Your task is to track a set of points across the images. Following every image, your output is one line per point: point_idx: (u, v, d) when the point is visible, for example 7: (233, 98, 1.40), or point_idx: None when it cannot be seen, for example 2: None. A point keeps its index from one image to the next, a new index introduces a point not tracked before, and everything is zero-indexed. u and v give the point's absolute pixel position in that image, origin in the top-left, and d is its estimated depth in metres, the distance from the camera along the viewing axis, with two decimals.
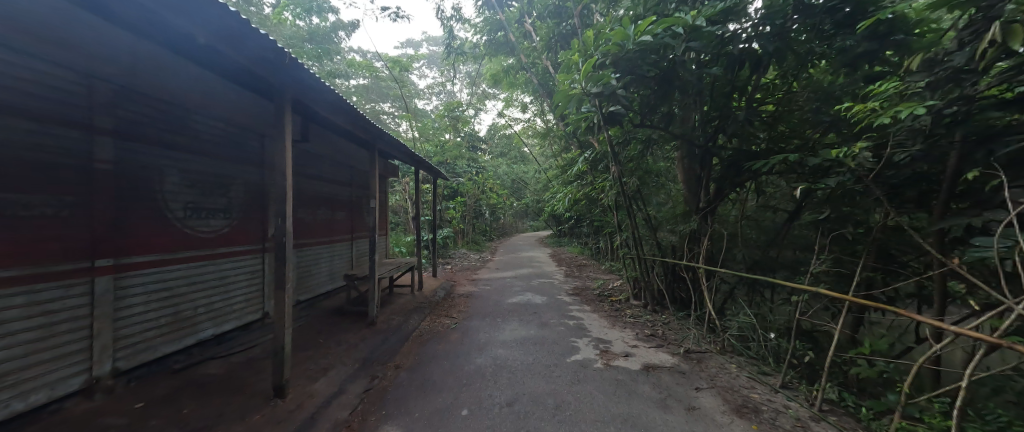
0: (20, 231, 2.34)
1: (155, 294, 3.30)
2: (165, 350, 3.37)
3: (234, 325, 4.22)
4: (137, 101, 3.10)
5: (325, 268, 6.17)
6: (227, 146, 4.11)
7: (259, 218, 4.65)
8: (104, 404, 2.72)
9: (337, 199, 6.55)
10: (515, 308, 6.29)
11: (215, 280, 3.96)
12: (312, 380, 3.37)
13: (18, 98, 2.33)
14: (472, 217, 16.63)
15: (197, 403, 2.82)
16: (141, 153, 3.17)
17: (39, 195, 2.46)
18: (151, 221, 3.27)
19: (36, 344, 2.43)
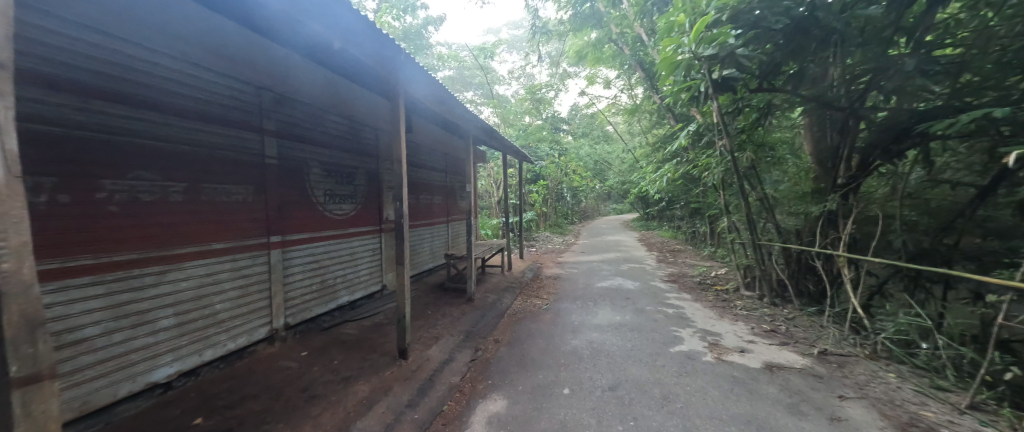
0: (223, 213, 3.05)
1: (309, 265, 4.02)
2: (317, 311, 4.12)
3: (362, 294, 4.94)
4: (289, 105, 3.73)
5: (427, 248, 6.79)
6: (353, 140, 4.75)
7: (377, 202, 5.29)
8: (281, 350, 3.45)
9: (435, 185, 7.11)
10: (606, 292, 6.12)
11: (347, 255, 4.65)
12: (427, 346, 3.78)
13: (216, 109, 3.00)
14: (554, 200, 16.58)
15: (344, 356, 3.41)
16: (295, 149, 3.83)
17: (234, 186, 3.16)
18: (304, 205, 3.96)
19: (238, 300, 3.19)
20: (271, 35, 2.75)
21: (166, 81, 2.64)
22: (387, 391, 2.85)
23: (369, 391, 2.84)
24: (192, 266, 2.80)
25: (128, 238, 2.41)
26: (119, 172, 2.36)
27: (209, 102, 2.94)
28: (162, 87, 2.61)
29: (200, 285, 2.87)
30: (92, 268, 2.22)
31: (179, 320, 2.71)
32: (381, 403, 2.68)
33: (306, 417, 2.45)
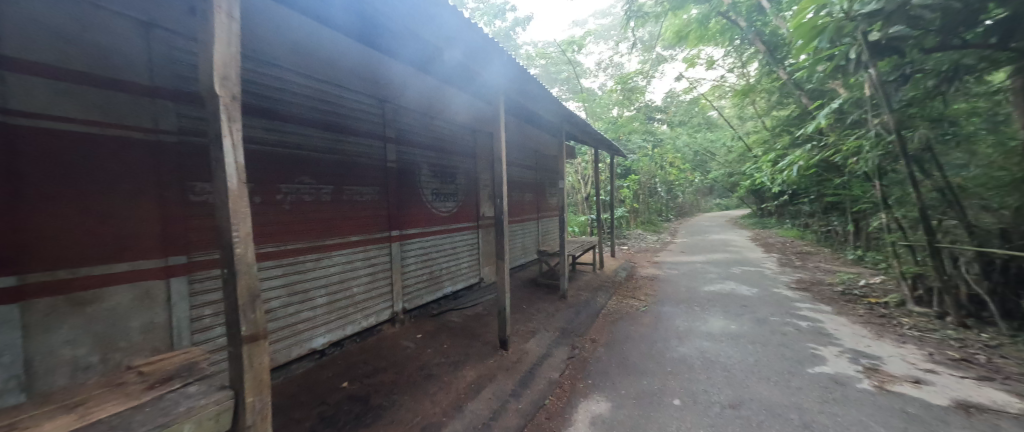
0: (357, 211, 3.58)
1: (420, 257, 4.46)
2: (427, 299, 4.58)
3: (463, 285, 5.32)
4: (405, 114, 4.19)
5: (519, 244, 7.00)
6: (455, 143, 5.12)
7: (475, 200, 5.63)
8: (401, 332, 3.93)
9: (526, 182, 7.26)
10: (715, 298, 5.49)
11: (451, 249, 5.05)
12: (525, 339, 3.87)
13: (352, 122, 3.52)
14: (647, 195, 15.49)
15: (452, 341, 3.71)
16: (409, 154, 4.29)
17: (366, 187, 3.68)
18: (416, 204, 4.41)
19: (369, 285, 3.72)
20: (396, 48, 3.05)
21: (319, 102, 3.18)
22: (492, 378, 2.99)
23: (476, 376, 3.03)
24: (336, 255, 3.35)
25: (296, 230, 2.99)
26: (290, 178, 2.93)
27: (346, 116, 3.45)
28: (315, 105, 3.15)
29: (342, 271, 3.42)
30: (274, 254, 2.82)
31: (329, 300, 3.28)
32: (488, 389, 2.83)
33: (425, 393, 2.72)
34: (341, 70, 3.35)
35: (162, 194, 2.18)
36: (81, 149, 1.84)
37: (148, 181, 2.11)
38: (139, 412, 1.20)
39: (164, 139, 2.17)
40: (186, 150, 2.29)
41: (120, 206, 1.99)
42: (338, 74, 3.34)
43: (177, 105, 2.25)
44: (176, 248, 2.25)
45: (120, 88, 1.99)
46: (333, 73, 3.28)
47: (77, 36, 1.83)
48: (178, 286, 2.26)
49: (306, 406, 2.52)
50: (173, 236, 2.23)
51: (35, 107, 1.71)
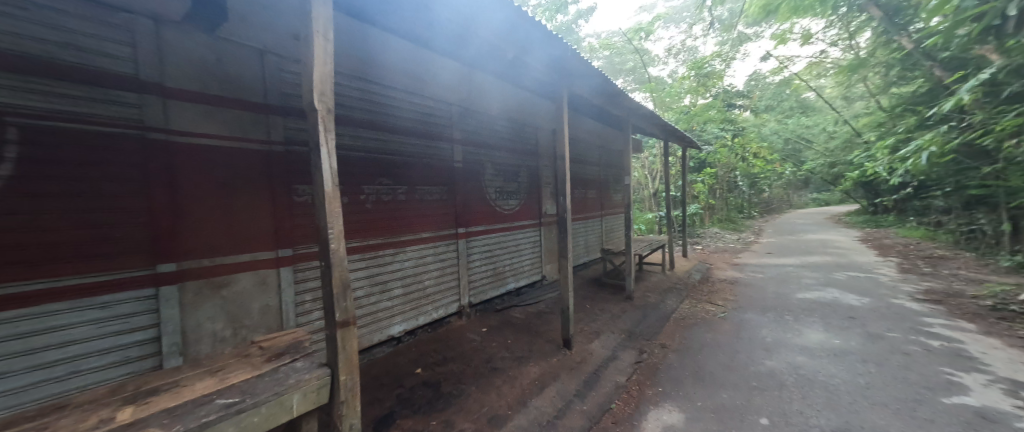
0: (428, 209, 3.82)
1: (485, 254, 4.62)
2: (492, 294, 4.73)
3: (525, 282, 5.39)
4: (470, 116, 4.35)
5: (581, 242, 6.87)
6: (517, 141, 5.19)
7: (537, 198, 5.65)
8: (467, 325, 4.11)
9: (589, 179, 7.07)
10: (811, 307, 4.79)
11: (513, 246, 5.14)
12: (590, 340, 3.78)
13: (423, 125, 3.76)
14: (724, 190, 14.08)
15: (515, 337, 3.78)
16: (475, 154, 4.45)
17: (435, 186, 3.91)
18: (481, 202, 4.56)
19: (438, 279, 3.95)
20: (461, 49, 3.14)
21: (394, 109, 3.45)
22: (555, 377, 2.98)
23: (539, 373, 3.04)
24: (409, 250, 3.62)
25: (376, 227, 3.29)
26: (371, 180, 3.23)
27: (418, 121, 3.70)
28: (392, 112, 3.43)
29: (415, 265, 3.69)
30: (359, 249, 3.14)
31: (404, 291, 3.57)
32: (551, 387, 2.82)
33: (491, 386, 2.81)
34: (414, 78, 3.59)
35: (274, 196, 2.55)
36: (216, 160, 2.24)
37: (263, 185, 2.48)
38: (260, 380, 1.42)
39: (275, 148, 2.54)
40: (291, 158, 2.66)
41: (243, 207, 2.38)
42: (411, 81, 3.58)
43: (284, 119, 2.61)
44: (285, 242, 2.61)
45: (245, 107, 2.38)
46: (406, 81, 3.53)
47: (213, 67, 2.23)
48: (286, 275, 2.62)
49: (387, 388, 2.77)
50: (282, 231, 2.60)
51: (184, 127, 2.12)
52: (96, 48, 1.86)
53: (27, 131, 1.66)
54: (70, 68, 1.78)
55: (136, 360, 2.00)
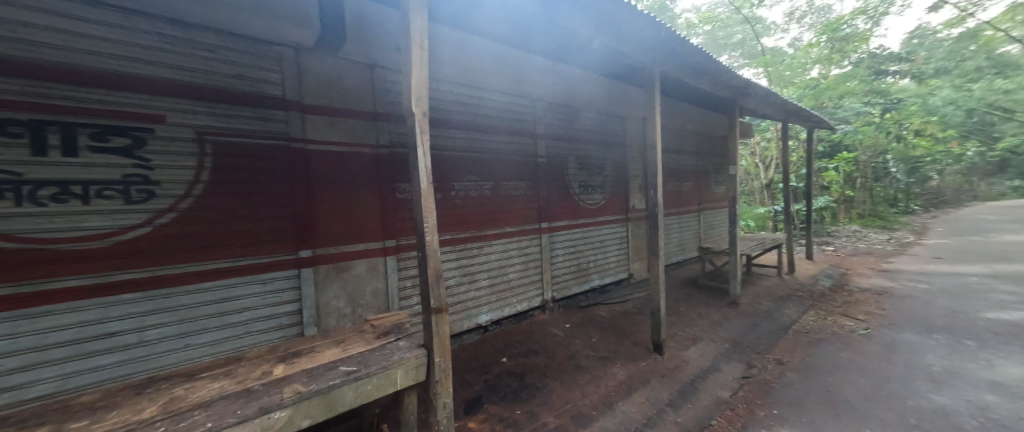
0: (512, 204, 3.92)
1: (568, 249, 4.56)
2: (575, 290, 4.65)
3: (611, 279, 5.17)
4: (553, 110, 4.32)
5: (675, 239, 6.30)
6: (603, 133, 4.97)
7: (624, 191, 5.35)
8: (550, 319, 4.13)
9: (685, 170, 6.42)
10: (1012, 331, 3.56)
11: (598, 242, 4.97)
12: (684, 346, 3.45)
13: (508, 123, 3.87)
14: (868, 178, 11.38)
15: (600, 336, 3.65)
16: (558, 148, 4.41)
17: (519, 182, 3.99)
18: (564, 196, 4.50)
19: (522, 272, 4.04)
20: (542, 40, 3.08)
21: (481, 108, 3.61)
22: (645, 382, 2.79)
23: (626, 376, 2.88)
24: (495, 243, 3.77)
25: (465, 221, 3.50)
26: (460, 177, 3.44)
27: (503, 118, 3.82)
28: (478, 112, 3.59)
29: (500, 258, 3.83)
30: (450, 241, 3.39)
31: (490, 283, 3.74)
32: (640, 393, 2.65)
33: (575, 383, 2.76)
34: (499, 76, 3.69)
35: (381, 193, 2.90)
36: (338, 163, 2.65)
37: (373, 184, 2.84)
38: (372, 354, 1.64)
39: (381, 151, 2.88)
40: (394, 159, 2.99)
41: (358, 203, 2.76)
42: (496, 80, 3.70)
43: (388, 124, 2.94)
44: (390, 233, 2.96)
45: (358, 116, 2.75)
46: (491, 80, 3.66)
47: (335, 84, 2.63)
48: (391, 262, 2.97)
49: (475, 372, 2.94)
50: (387, 224, 2.95)
51: (315, 136, 2.55)
52: (257, 77, 2.35)
53: (217, 146, 2.20)
54: (240, 94, 2.28)
55: (285, 327, 2.50)
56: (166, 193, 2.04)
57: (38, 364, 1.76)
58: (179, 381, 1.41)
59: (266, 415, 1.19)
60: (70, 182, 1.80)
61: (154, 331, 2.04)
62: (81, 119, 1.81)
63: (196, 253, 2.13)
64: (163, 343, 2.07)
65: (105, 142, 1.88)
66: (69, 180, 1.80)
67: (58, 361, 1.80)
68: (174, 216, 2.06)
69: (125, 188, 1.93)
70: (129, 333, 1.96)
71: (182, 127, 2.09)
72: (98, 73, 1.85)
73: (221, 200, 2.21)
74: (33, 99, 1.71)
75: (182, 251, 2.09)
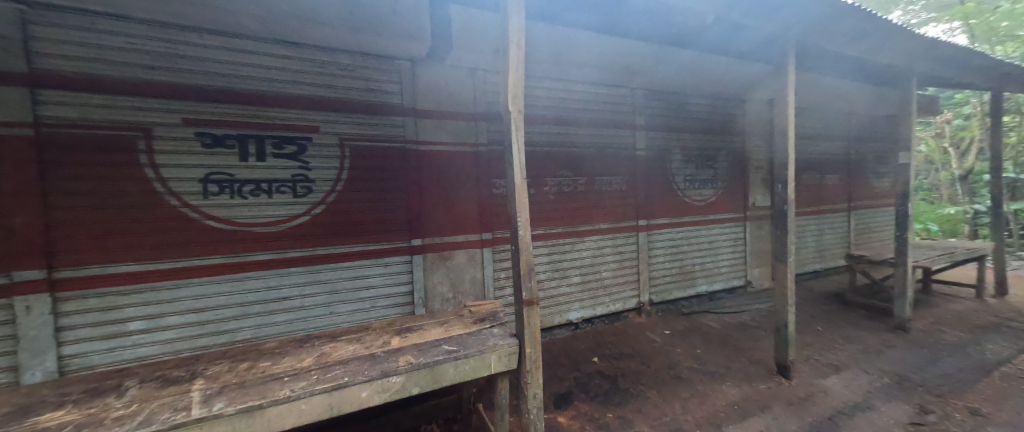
0: (607, 200, 3.77)
1: (670, 249, 4.18)
2: (677, 295, 4.25)
3: (722, 286, 4.57)
4: (655, 98, 4.00)
5: (812, 243, 5.23)
6: (715, 120, 4.41)
7: (742, 186, 4.65)
8: (647, 323, 3.86)
9: (828, 160, 5.25)
10: None
11: (707, 243, 4.44)
12: (822, 374, 2.84)
13: (604, 115, 3.72)
14: None
15: (707, 348, 3.26)
16: (661, 140, 4.06)
17: (615, 177, 3.80)
18: (667, 192, 4.12)
19: (616, 270, 3.87)
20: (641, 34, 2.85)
21: (576, 103, 3.56)
22: (765, 407, 2.38)
23: (740, 397, 2.51)
24: (588, 240, 3.69)
25: (558, 217, 3.51)
26: (554, 172, 3.45)
27: (599, 111, 3.69)
28: (572, 106, 3.53)
29: (593, 255, 3.73)
30: (543, 236, 3.43)
31: (582, 280, 3.67)
32: (757, 418, 2.28)
33: (674, 396, 2.53)
34: (596, 67, 3.56)
35: (480, 188, 3.10)
36: (444, 161, 2.92)
37: (473, 180, 3.05)
38: (470, 337, 1.78)
39: (480, 149, 3.08)
40: (491, 156, 3.16)
41: (459, 198, 3.00)
42: (592, 72, 3.57)
43: (487, 124, 3.13)
44: (486, 226, 3.15)
45: (461, 117, 2.98)
46: (588, 73, 3.55)
47: (442, 90, 2.91)
48: (487, 254, 3.16)
49: (565, 368, 2.94)
50: (484, 218, 3.14)
51: (426, 137, 2.85)
52: (382, 89, 2.74)
53: (353, 150, 2.64)
54: (369, 104, 2.69)
55: (401, 305, 2.88)
56: (318, 189, 2.54)
57: (243, 315, 2.38)
58: (326, 341, 1.75)
59: (384, 379, 1.39)
60: (260, 181, 2.38)
61: (311, 299, 2.57)
62: (267, 132, 2.39)
63: (338, 238, 2.62)
64: (316, 309, 2.59)
65: (281, 150, 2.43)
66: (260, 179, 2.37)
67: (253, 315, 2.41)
68: (323, 208, 2.56)
69: (293, 186, 2.47)
70: (295, 299, 2.51)
71: (328, 134, 2.57)
72: (277, 97, 2.41)
73: (355, 195, 2.66)
74: (239, 119, 2.31)
75: (328, 236, 2.58)
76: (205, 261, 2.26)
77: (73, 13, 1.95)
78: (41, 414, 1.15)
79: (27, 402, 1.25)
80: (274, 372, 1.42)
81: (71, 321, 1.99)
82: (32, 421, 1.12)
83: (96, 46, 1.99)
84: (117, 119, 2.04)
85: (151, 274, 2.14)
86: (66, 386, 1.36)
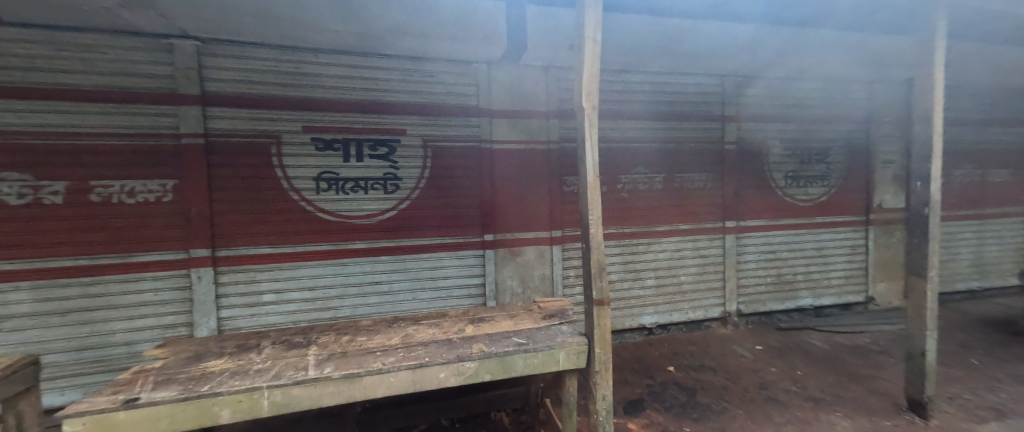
0: (688, 198, 3.48)
1: (765, 255, 3.71)
2: (773, 307, 3.76)
3: (832, 301, 3.92)
4: (750, 85, 3.58)
5: (967, 256, 4.17)
6: (827, 107, 3.79)
7: (863, 184, 3.91)
8: (734, 336, 3.49)
9: (996, 150, 4.13)
10: None
11: (813, 250, 3.83)
12: (979, 418, 2.24)
13: (687, 107, 3.44)
14: None
15: (810, 370, 2.81)
16: (756, 131, 3.61)
17: (698, 174, 3.49)
18: (762, 190, 3.65)
19: (698, 275, 3.56)
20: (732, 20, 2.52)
21: (656, 95, 3.36)
22: None
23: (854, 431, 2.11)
24: (666, 241, 3.46)
25: (633, 216, 3.35)
26: (628, 169, 3.30)
27: (681, 103, 3.43)
28: (650, 99, 3.35)
29: (671, 257, 3.48)
30: (615, 235, 3.32)
31: (657, 283, 3.46)
32: None
33: (765, 417, 2.24)
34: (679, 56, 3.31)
35: (551, 186, 3.11)
36: (516, 159, 3.00)
37: (544, 177, 3.07)
38: (539, 331, 1.81)
39: (552, 147, 3.08)
40: (563, 153, 3.15)
41: (530, 195, 3.05)
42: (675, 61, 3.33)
43: (559, 121, 3.12)
44: (556, 224, 3.15)
45: (534, 116, 3.02)
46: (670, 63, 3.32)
47: (517, 89, 3.00)
48: (557, 251, 3.16)
49: (637, 375, 2.81)
50: (554, 215, 3.14)
51: (500, 136, 2.96)
52: (461, 92, 2.92)
53: (434, 149, 2.86)
54: (449, 107, 2.89)
55: (474, 296, 3.05)
56: (404, 186, 2.81)
57: (343, 295, 2.75)
58: (411, 323, 1.94)
59: (460, 363, 1.49)
60: (359, 179, 2.72)
61: (397, 284, 2.86)
62: (364, 136, 2.71)
63: (420, 230, 2.87)
64: (402, 294, 2.88)
65: (376, 152, 2.74)
66: (359, 178, 2.71)
67: (351, 295, 2.77)
68: (408, 203, 2.83)
69: (384, 183, 2.77)
70: (384, 283, 2.82)
71: (413, 136, 2.82)
72: (373, 104, 2.72)
73: (436, 192, 2.88)
74: (343, 125, 2.67)
75: (412, 229, 2.85)
76: (317, 247, 2.66)
77: (229, 44, 2.45)
78: (210, 360, 1.49)
79: (200, 350, 1.62)
80: (369, 346, 1.62)
81: (225, 290, 2.52)
82: (204, 365, 1.46)
83: (245, 70, 2.49)
84: (257, 129, 2.52)
85: (278, 256, 2.59)
86: (223, 341, 1.73)
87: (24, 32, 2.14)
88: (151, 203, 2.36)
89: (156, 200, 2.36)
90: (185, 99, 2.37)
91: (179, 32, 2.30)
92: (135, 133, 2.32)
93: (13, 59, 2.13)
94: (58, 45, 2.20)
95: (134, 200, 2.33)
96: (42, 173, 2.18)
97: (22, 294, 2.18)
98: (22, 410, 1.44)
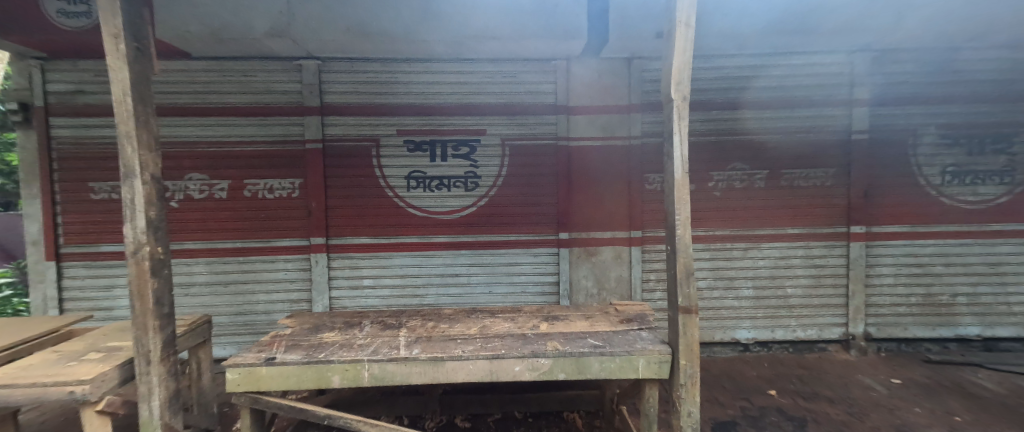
0: (799, 198, 3.00)
1: (907, 269, 3.01)
2: (917, 333, 3.04)
3: (1012, 333, 3.01)
4: (891, 59, 2.91)
5: None
6: (1011, 81, 2.92)
7: None
8: (860, 363, 2.90)
9: None
10: None
11: (984, 265, 2.99)
12: None
13: (800, 92, 2.96)
14: None
15: (976, 416, 2.19)
16: (897, 116, 2.94)
17: (813, 169, 2.98)
18: (906, 188, 2.96)
19: (810, 289, 3.05)
20: None
21: (758, 80, 2.96)
22: None
23: None
24: (768, 247, 3.02)
25: (727, 217, 3.01)
26: (721, 165, 2.97)
27: (792, 87, 2.96)
28: (752, 85, 2.96)
29: (774, 266, 3.04)
30: (704, 238, 3.02)
31: (756, 294, 3.05)
32: None
33: None
34: None
35: (631, 183, 2.95)
36: (594, 155, 2.91)
37: (624, 174, 2.93)
38: (617, 335, 1.73)
39: (633, 142, 2.92)
40: (646, 149, 2.97)
41: (608, 193, 2.93)
42: None
43: (642, 115, 2.94)
44: (636, 224, 2.98)
45: (615, 110, 2.89)
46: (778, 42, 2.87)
47: (596, 84, 2.90)
48: (636, 252, 2.98)
49: (728, 394, 2.52)
50: (635, 215, 2.97)
51: (578, 133, 2.90)
52: (539, 90, 2.94)
53: (512, 148, 2.93)
54: (528, 106, 2.93)
55: (548, 293, 3.05)
56: (483, 184, 2.94)
57: (428, 284, 2.98)
58: (489, 315, 2.03)
59: (535, 358, 1.50)
60: (443, 178, 2.92)
61: (475, 277, 3.01)
62: (448, 137, 2.91)
63: (497, 227, 2.97)
64: (480, 286, 3.02)
65: (458, 151, 2.92)
66: (443, 177, 2.92)
67: (435, 285, 2.99)
68: (487, 200, 2.95)
69: (465, 181, 2.93)
70: (464, 276, 2.99)
71: (493, 136, 2.93)
72: (456, 107, 2.90)
73: (513, 189, 2.95)
74: (431, 128, 2.89)
75: (490, 225, 2.96)
76: (407, 239, 2.93)
77: (342, 61, 2.83)
78: (326, 332, 1.75)
79: (318, 323, 1.91)
80: (451, 334, 1.73)
81: (335, 273, 2.93)
82: (321, 335, 1.71)
83: (353, 83, 2.85)
84: (361, 134, 2.87)
85: (376, 245, 2.92)
86: (334, 317, 2.01)
87: (205, 64, 2.77)
88: (284, 198, 2.85)
89: (288, 195, 2.85)
90: (309, 111, 2.81)
91: (305, 54, 2.73)
92: (274, 141, 2.82)
93: (198, 86, 2.77)
94: (226, 73, 2.79)
95: (273, 195, 2.84)
96: (215, 174, 2.80)
97: (201, 266, 2.84)
98: (201, 356, 1.86)
